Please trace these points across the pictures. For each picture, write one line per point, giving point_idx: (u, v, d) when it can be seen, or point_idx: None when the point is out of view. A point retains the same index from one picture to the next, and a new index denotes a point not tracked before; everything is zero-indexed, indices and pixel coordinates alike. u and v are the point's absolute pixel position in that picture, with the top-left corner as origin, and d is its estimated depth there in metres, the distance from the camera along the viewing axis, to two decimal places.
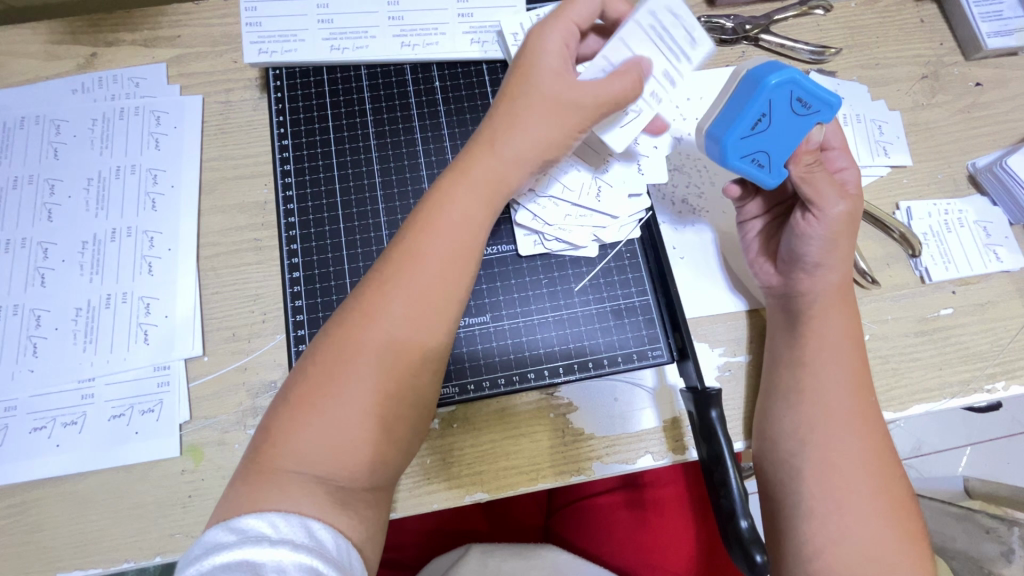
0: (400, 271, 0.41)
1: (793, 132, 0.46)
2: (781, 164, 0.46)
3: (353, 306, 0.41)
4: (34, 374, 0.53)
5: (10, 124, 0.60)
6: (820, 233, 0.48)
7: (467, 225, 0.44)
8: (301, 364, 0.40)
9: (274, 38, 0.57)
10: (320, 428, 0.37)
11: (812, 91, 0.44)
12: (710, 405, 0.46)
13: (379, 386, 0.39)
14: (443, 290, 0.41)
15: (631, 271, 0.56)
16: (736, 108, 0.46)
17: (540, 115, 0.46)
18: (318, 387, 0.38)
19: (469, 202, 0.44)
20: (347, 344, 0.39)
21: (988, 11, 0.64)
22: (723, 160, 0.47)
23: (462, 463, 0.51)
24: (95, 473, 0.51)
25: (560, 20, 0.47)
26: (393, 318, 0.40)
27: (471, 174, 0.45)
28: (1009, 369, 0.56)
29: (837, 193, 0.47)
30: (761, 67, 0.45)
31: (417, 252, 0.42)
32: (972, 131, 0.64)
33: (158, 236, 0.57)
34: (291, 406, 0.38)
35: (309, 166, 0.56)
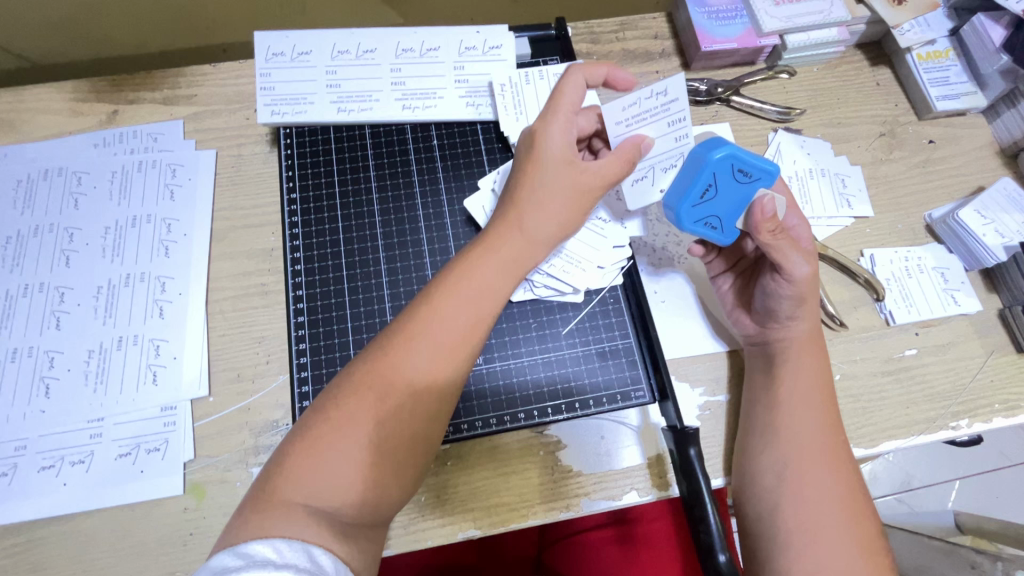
0: (421, 324, 0.45)
1: (739, 198, 0.51)
2: (733, 224, 0.52)
3: (378, 355, 0.44)
4: (45, 415, 0.55)
5: (34, 176, 0.64)
6: (788, 292, 0.52)
7: (492, 293, 0.48)
8: (321, 401, 0.43)
9: (286, 100, 0.61)
10: (335, 467, 0.40)
11: (749, 163, 0.49)
12: (689, 443, 0.49)
13: (397, 436, 0.42)
14: (465, 349, 0.46)
15: (614, 316, 0.59)
16: (684, 182, 0.51)
17: (550, 198, 0.50)
18: (334, 423, 0.41)
19: (489, 273, 0.48)
20: (367, 390, 0.42)
21: (936, 77, 0.70)
22: (679, 225, 0.53)
23: (456, 500, 0.54)
24: (99, 511, 0.53)
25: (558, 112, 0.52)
26: (417, 372, 0.43)
27: (498, 250, 0.49)
28: (971, 408, 0.60)
29: (801, 256, 0.51)
30: (706, 144, 0.50)
31: (441, 312, 0.45)
32: (929, 184, 0.69)
33: (170, 282, 0.60)
34: (306, 445, 0.40)
35: (316, 218, 0.60)
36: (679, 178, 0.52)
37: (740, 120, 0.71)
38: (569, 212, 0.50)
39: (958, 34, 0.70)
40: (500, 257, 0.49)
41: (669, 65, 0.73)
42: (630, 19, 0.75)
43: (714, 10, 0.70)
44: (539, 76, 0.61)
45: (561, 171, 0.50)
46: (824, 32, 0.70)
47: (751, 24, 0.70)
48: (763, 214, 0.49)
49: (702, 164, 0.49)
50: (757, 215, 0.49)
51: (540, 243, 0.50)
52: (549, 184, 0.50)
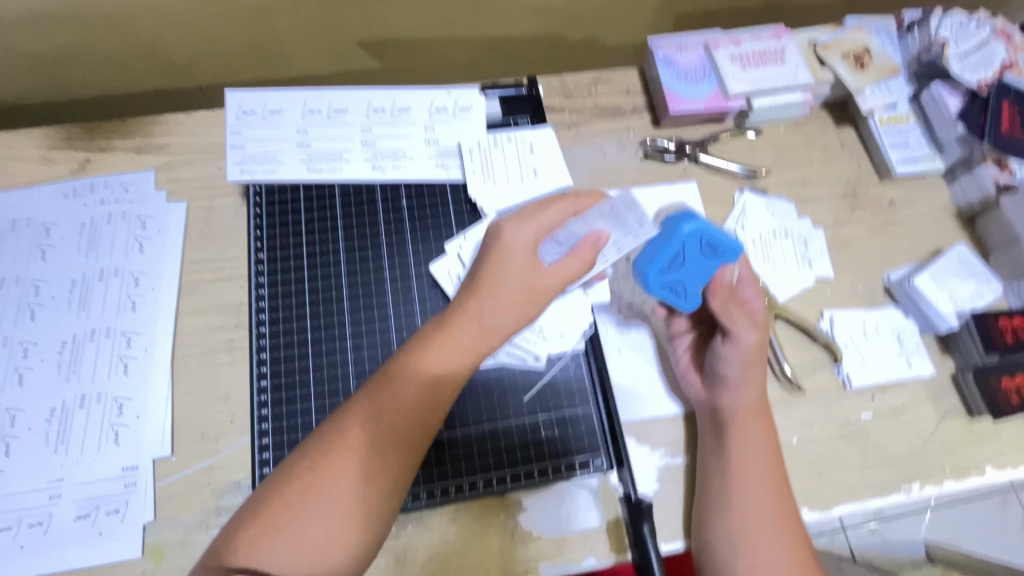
0: (376, 406, 0.47)
1: (704, 269, 0.55)
2: (695, 292, 0.56)
3: (334, 435, 0.46)
4: (4, 475, 0.55)
5: (2, 226, 0.64)
6: (735, 357, 0.55)
7: (446, 382, 0.49)
8: (278, 475, 0.45)
9: (257, 159, 0.63)
10: (284, 544, 0.42)
11: (717, 239, 0.53)
12: (645, 520, 0.51)
13: (346, 519, 0.43)
14: (418, 434, 0.47)
15: (575, 381, 0.60)
16: (656, 247, 0.55)
17: (506, 287, 0.51)
18: (290, 501, 0.43)
19: (443, 359, 0.49)
20: (321, 468, 0.44)
21: (896, 141, 0.72)
22: (646, 287, 0.56)
23: (415, 566, 0.54)
24: (56, 575, 0.53)
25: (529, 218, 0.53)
26: (369, 454, 0.45)
27: (454, 336, 0.50)
28: (923, 471, 0.61)
29: (748, 323, 0.55)
30: (678, 216, 0.54)
31: (394, 391, 0.47)
32: (889, 246, 0.71)
33: (136, 337, 0.60)
34: (258, 521, 0.42)
35: (282, 277, 0.61)
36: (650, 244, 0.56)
37: (707, 178, 0.72)
38: (521, 305, 0.51)
39: (918, 99, 0.72)
40: (456, 341, 0.50)
41: (640, 121, 0.74)
42: (603, 74, 0.77)
43: (683, 70, 0.72)
44: (506, 140, 0.64)
45: (519, 267, 0.51)
46: (790, 95, 0.72)
47: (719, 85, 0.71)
48: (721, 283, 0.56)
49: (671, 234, 0.54)
50: (716, 279, 0.56)
51: (497, 334, 0.51)
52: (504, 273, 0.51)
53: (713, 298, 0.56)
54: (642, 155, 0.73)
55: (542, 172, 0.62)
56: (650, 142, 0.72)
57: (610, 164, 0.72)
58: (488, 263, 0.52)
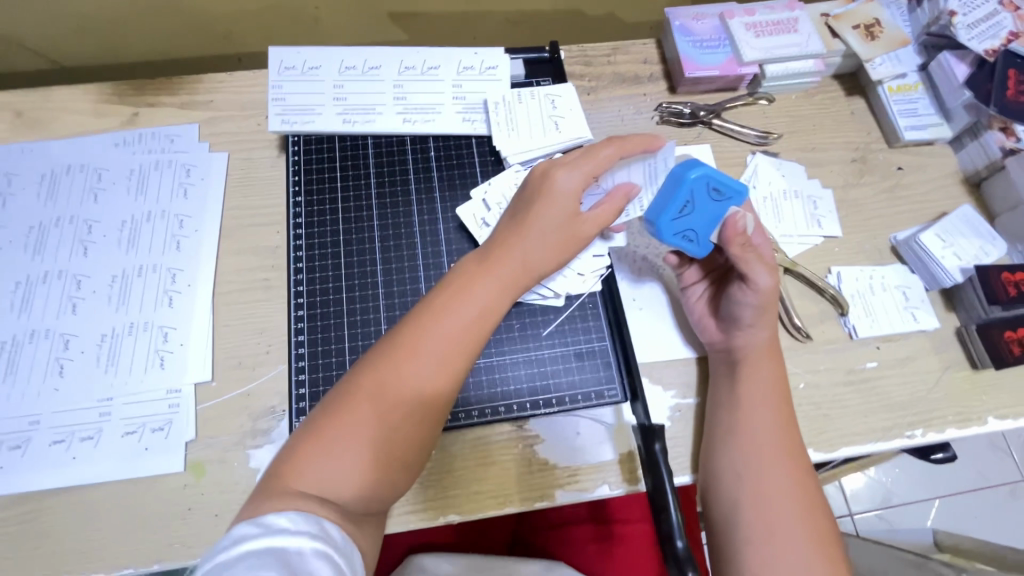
0: (423, 337, 0.49)
1: (713, 215, 0.57)
2: (707, 237, 0.58)
3: (383, 359, 0.48)
4: (58, 393, 0.59)
5: (58, 171, 0.68)
6: (752, 300, 0.57)
7: (489, 318, 0.51)
8: (330, 397, 0.47)
9: (296, 111, 0.67)
10: (339, 458, 0.44)
11: (723, 183, 0.55)
12: (655, 438, 0.52)
13: (393, 438, 0.46)
14: (461, 364, 0.50)
15: (592, 320, 0.63)
16: (664, 197, 0.57)
17: (546, 233, 0.54)
18: (342, 421, 0.45)
19: (485, 294, 0.51)
20: (372, 392, 0.46)
21: (905, 109, 0.75)
22: (659, 237, 0.58)
23: (439, 486, 0.57)
24: (105, 484, 0.57)
25: (585, 162, 0.56)
26: (417, 382, 0.47)
27: (496, 274, 0.52)
28: (926, 418, 0.63)
29: (765, 269, 0.57)
30: (684, 164, 0.56)
31: (441, 324, 0.49)
32: (896, 208, 0.73)
33: (180, 273, 0.65)
34: (314, 438, 0.45)
35: (318, 219, 0.65)
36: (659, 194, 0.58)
37: (721, 142, 0.75)
38: (559, 250, 0.54)
39: (926, 69, 0.75)
40: (499, 280, 0.52)
41: (656, 88, 0.78)
42: (622, 44, 0.80)
43: (699, 39, 0.75)
44: (530, 96, 0.67)
45: (560, 212, 0.54)
46: (801, 63, 0.75)
47: (733, 53, 0.75)
48: (734, 227, 0.56)
49: (679, 182, 0.55)
50: (728, 230, 0.56)
51: (535, 273, 0.54)
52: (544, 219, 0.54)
53: (728, 246, 0.56)
54: (658, 119, 0.76)
55: (565, 128, 0.65)
56: (666, 106, 0.76)
57: (627, 127, 0.75)
58: (531, 208, 0.54)
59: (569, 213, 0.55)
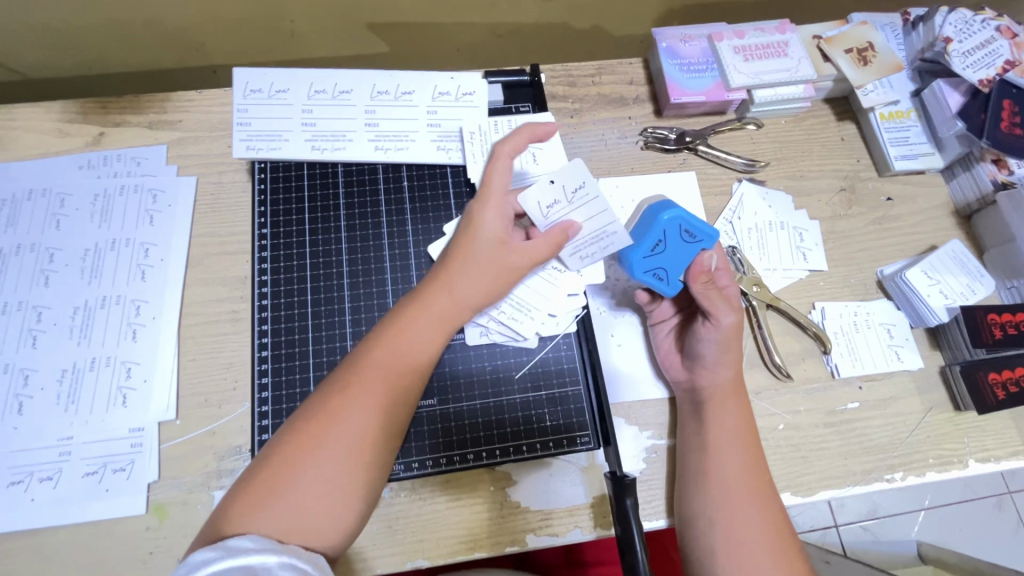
0: (361, 379, 0.48)
1: (684, 255, 0.57)
2: (677, 276, 0.57)
3: (318, 405, 0.47)
4: (17, 431, 0.58)
5: (19, 195, 0.66)
6: (715, 338, 0.56)
7: (422, 353, 0.51)
8: (272, 447, 0.46)
9: (264, 137, 0.64)
10: (279, 512, 0.42)
11: (695, 226, 0.56)
12: (626, 492, 0.52)
13: (337, 482, 0.44)
14: (399, 399, 0.49)
15: (566, 361, 0.61)
16: (638, 235, 0.57)
17: (480, 269, 0.53)
18: (283, 470, 0.44)
19: (418, 331, 0.51)
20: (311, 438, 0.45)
21: (896, 137, 0.73)
22: (630, 273, 0.57)
23: (407, 532, 0.56)
24: (65, 527, 0.55)
25: (491, 198, 0.54)
26: (356, 421, 0.46)
27: (428, 309, 0.51)
28: (906, 461, 0.62)
29: (727, 305, 0.55)
30: (656, 208, 0.58)
31: (376, 364, 0.49)
32: (884, 240, 0.72)
33: (145, 305, 0.63)
34: (252, 489, 0.43)
35: (284, 253, 0.63)
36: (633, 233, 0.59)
37: (706, 169, 0.73)
38: (493, 286, 0.53)
39: (919, 96, 0.73)
40: (430, 315, 0.51)
41: (642, 111, 0.75)
42: (607, 64, 0.78)
43: (686, 61, 0.73)
44: (507, 126, 0.65)
45: (492, 248, 0.53)
46: (791, 88, 0.72)
47: (720, 77, 0.72)
48: (701, 265, 0.56)
49: (653, 220, 0.56)
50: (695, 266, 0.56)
51: (469, 309, 0.53)
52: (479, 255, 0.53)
53: (694, 282, 0.56)
54: (643, 144, 0.74)
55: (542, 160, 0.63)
56: (651, 131, 0.74)
57: (610, 152, 0.73)
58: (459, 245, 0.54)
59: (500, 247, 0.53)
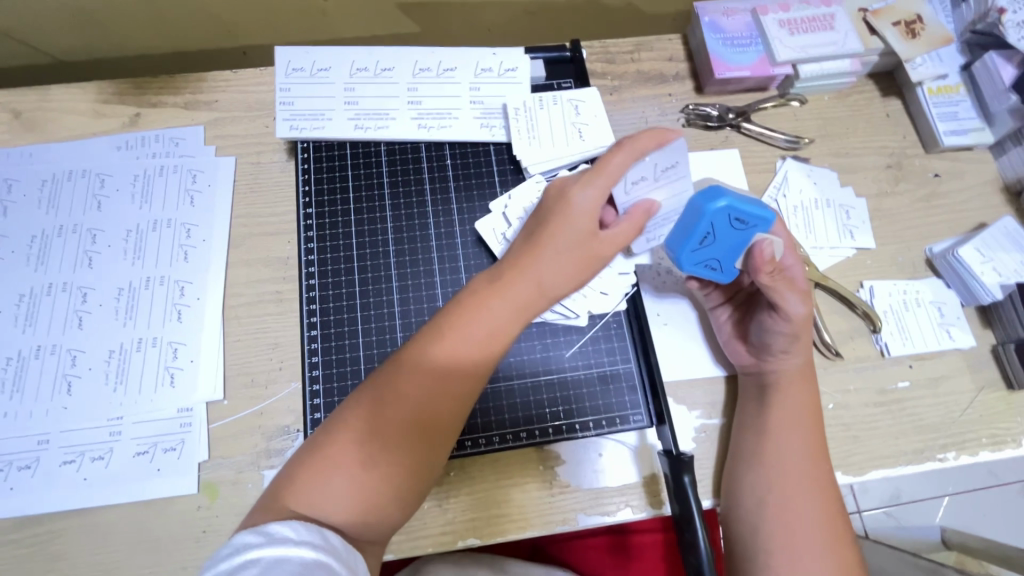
0: (427, 360, 0.46)
1: (736, 243, 0.53)
2: (733, 264, 0.55)
3: (380, 390, 0.45)
4: (67, 411, 0.58)
5: (59, 176, 0.66)
6: (785, 330, 0.55)
7: (494, 341, 0.47)
8: (330, 421, 0.45)
9: (305, 115, 0.63)
10: (332, 492, 0.42)
11: (746, 212, 0.50)
12: (684, 470, 0.51)
13: (391, 469, 0.44)
14: (462, 392, 0.46)
15: (616, 340, 0.61)
16: (684, 227, 0.53)
17: (564, 250, 0.48)
18: (337, 451, 0.43)
19: (492, 319, 0.47)
20: (369, 421, 0.44)
21: (945, 112, 0.71)
22: (680, 267, 0.55)
23: (458, 510, 0.56)
24: (118, 506, 0.55)
25: (600, 176, 0.49)
26: (414, 409, 0.45)
27: (506, 294, 0.47)
28: (959, 441, 0.61)
29: (798, 297, 0.54)
30: (703, 193, 0.51)
31: (444, 352, 0.46)
32: (932, 218, 0.70)
33: (189, 286, 0.62)
34: (311, 468, 0.43)
35: (330, 234, 0.63)
36: (678, 222, 0.54)
37: (750, 147, 0.72)
38: (577, 269, 0.48)
39: (969, 69, 0.71)
40: (509, 303, 0.47)
41: (682, 88, 0.74)
42: (646, 40, 0.76)
43: (729, 36, 0.71)
44: (551, 102, 0.63)
45: (580, 228, 0.48)
46: (837, 63, 0.71)
47: (765, 52, 0.71)
48: (763, 255, 0.51)
49: (699, 215, 0.51)
50: (756, 258, 0.52)
51: (552, 297, 0.49)
52: (564, 233, 0.48)
53: (758, 275, 0.52)
54: (684, 122, 0.72)
55: (588, 138, 0.62)
56: (693, 108, 0.72)
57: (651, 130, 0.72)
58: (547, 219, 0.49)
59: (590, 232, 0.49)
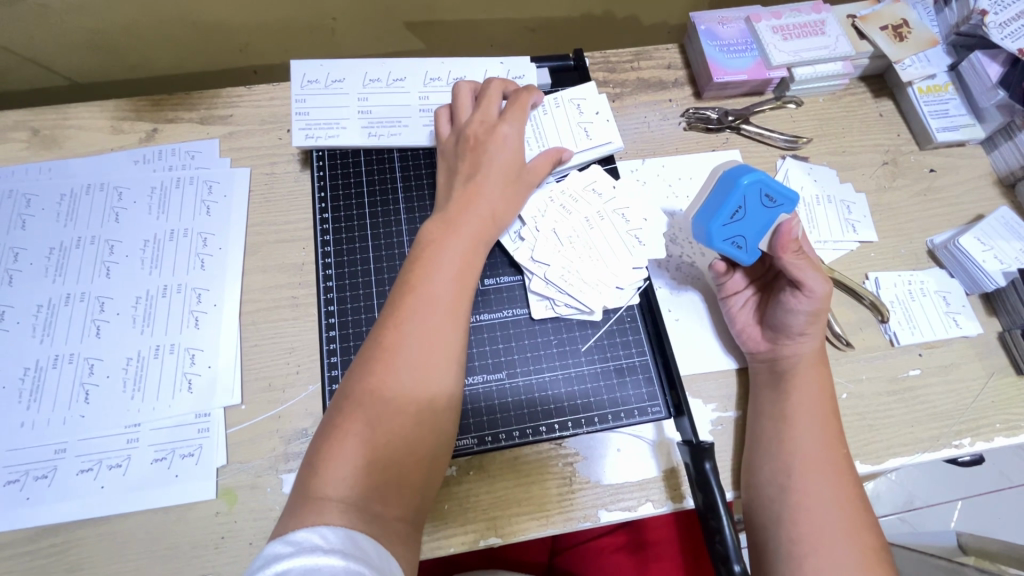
0: (409, 308, 0.50)
1: (763, 221, 0.56)
2: (756, 245, 0.57)
3: (372, 349, 0.49)
4: (84, 420, 0.58)
5: (77, 190, 0.67)
6: (807, 308, 0.56)
7: (464, 270, 0.54)
8: (336, 401, 0.48)
9: (320, 125, 0.66)
10: (353, 458, 0.44)
11: (776, 189, 0.54)
12: (705, 457, 0.52)
13: (401, 413, 0.47)
14: (451, 325, 0.51)
15: (631, 334, 0.62)
16: (716, 202, 0.56)
17: (500, 184, 0.59)
18: (347, 414, 0.46)
19: (455, 253, 0.54)
20: (371, 378, 0.47)
21: (936, 110, 0.74)
22: (709, 242, 0.58)
23: (477, 509, 0.56)
24: (137, 513, 0.55)
25: (513, 116, 0.62)
26: (408, 351, 0.49)
27: (460, 230, 0.55)
28: (974, 427, 0.62)
29: (820, 276, 0.55)
30: (736, 170, 0.56)
31: (423, 295, 0.51)
32: (931, 211, 0.72)
33: (205, 293, 0.63)
34: (329, 440, 0.45)
35: (346, 237, 0.64)
36: (709, 200, 0.58)
37: (749, 147, 0.74)
38: (514, 195, 0.59)
39: (957, 69, 0.74)
40: (465, 236, 0.55)
41: (682, 94, 0.76)
42: (644, 49, 0.79)
43: (725, 43, 0.74)
44: (555, 105, 0.67)
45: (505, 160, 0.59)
46: (830, 66, 0.74)
47: (761, 57, 0.74)
48: (788, 234, 0.54)
49: (731, 186, 0.55)
50: (783, 234, 0.54)
51: (498, 222, 0.58)
52: (494, 173, 0.58)
53: (782, 253, 0.55)
54: (685, 125, 0.75)
55: (594, 135, 0.66)
56: (693, 112, 0.75)
57: (654, 134, 0.74)
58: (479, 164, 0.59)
59: (514, 167, 0.60)
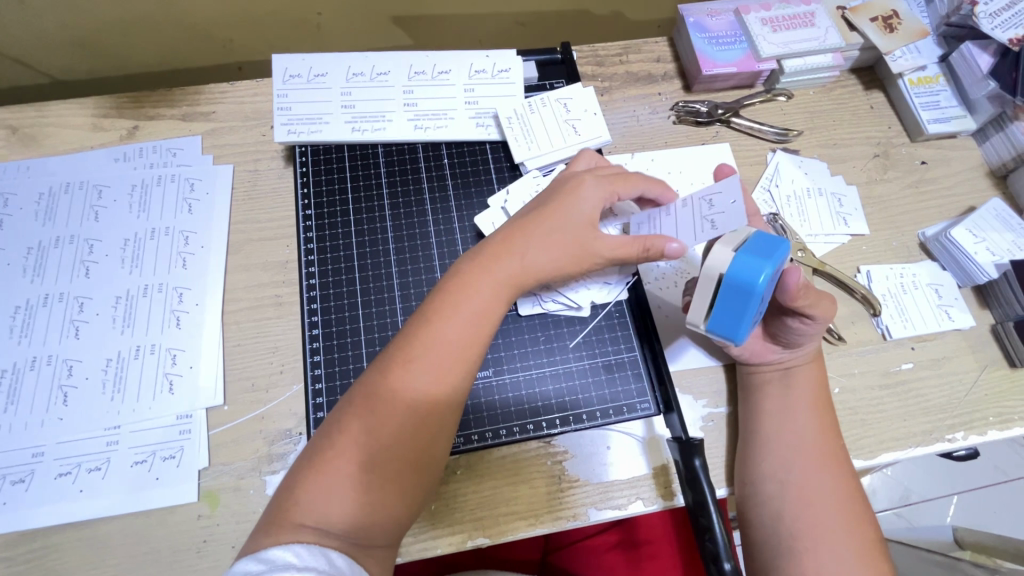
0: (420, 342, 0.47)
1: None
2: None
3: (377, 379, 0.47)
4: (62, 423, 0.56)
5: (56, 189, 0.66)
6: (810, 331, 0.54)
7: (486, 315, 0.50)
8: (331, 420, 0.47)
9: (302, 120, 0.65)
10: (336, 492, 0.43)
11: None
12: (694, 454, 0.51)
13: (394, 453, 0.45)
14: (463, 370, 0.48)
15: (620, 330, 0.61)
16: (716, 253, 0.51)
17: (545, 229, 0.53)
18: (339, 443, 0.44)
19: (479, 295, 0.50)
20: (371, 410, 0.45)
21: (927, 101, 0.73)
22: None
23: (465, 508, 0.55)
24: (116, 518, 0.54)
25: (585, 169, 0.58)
26: (416, 391, 0.46)
27: (490, 271, 0.51)
28: (967, 421, 0.61)
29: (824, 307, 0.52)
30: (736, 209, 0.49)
31: (438, 330, 0.48)
32: (922, 204, 0.71)
33: (187, 292, 0.62)
34: (315, 465, 0.44)
35: (330, 234, 0.63)
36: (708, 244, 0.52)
37: (739, 141, 0.73)
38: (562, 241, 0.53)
39: (947, 60, 0.73)
40: (492, 277, 0.51)
41: (671, 87, 0.76)
42: (633, 43, 0.78)
43: (714, 35, 0.73)
44: (541, 103, 0.65)
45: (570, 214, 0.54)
46: (819, 58, 0.73)
47: (750, 49, 0.73)
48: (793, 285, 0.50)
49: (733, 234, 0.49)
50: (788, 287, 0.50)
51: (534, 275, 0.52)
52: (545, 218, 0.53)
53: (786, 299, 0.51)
54: (675, 119, 0.74)
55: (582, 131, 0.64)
56: (683, 105, 0.74)
57: (644, 128, 0.73)
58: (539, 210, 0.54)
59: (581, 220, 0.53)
